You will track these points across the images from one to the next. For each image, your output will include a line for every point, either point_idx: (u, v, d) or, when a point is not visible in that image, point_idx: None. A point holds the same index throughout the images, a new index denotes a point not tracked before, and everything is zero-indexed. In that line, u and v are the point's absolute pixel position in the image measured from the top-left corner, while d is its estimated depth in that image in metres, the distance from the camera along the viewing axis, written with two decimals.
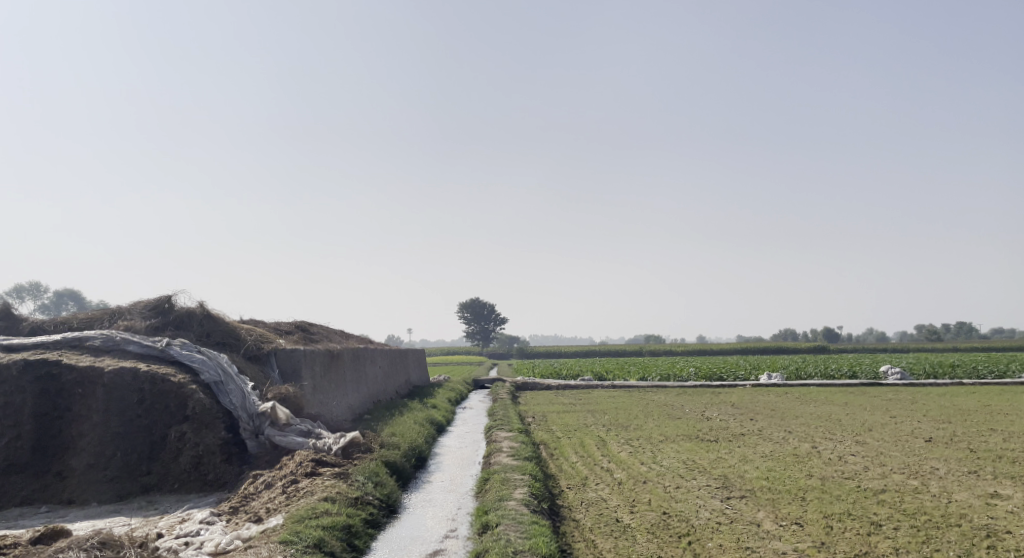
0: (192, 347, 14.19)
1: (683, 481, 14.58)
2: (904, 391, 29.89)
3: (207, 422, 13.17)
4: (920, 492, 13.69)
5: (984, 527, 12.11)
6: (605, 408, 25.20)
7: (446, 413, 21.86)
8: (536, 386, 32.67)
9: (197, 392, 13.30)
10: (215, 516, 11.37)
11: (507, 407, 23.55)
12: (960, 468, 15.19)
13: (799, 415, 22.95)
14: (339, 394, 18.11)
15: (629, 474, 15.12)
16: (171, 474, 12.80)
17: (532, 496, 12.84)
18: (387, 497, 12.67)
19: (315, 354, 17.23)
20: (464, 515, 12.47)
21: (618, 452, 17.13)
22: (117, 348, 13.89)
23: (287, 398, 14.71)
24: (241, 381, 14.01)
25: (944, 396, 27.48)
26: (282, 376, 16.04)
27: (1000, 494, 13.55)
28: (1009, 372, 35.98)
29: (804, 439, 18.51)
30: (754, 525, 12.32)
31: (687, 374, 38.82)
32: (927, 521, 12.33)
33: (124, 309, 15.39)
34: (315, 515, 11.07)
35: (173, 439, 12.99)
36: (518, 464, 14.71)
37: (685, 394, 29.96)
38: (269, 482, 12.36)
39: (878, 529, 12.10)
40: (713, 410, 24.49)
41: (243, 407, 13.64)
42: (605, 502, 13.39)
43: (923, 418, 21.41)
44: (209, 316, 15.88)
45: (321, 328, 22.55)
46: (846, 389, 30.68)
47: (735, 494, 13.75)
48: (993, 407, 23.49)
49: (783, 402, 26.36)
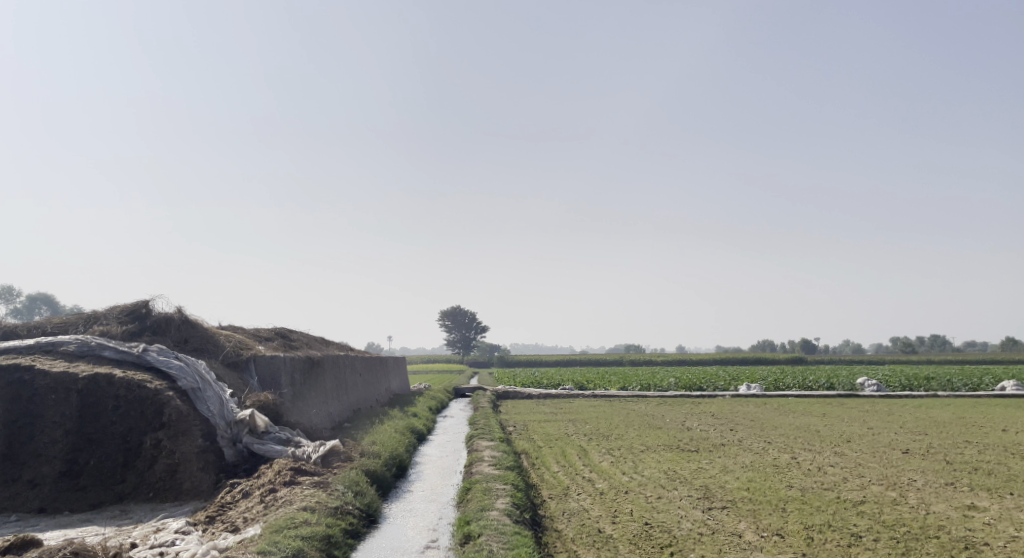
0: (169, 353, 13.93)
1: (665, 491, 14.49)
2: (880, 402, 30.08)
3: (183, 430, 12.91)
4: (899, 504, 13.69)
5: (962, 539, 12.10)
6: (586, 417, 25.11)
7: (426, 422, 21.68)
8: (518, 395, 32.56)
9: (173, 399, 13.04)
10: (191, 525, 11.14)
11: (488, 416, 23.41)
12: (938, 480, 15.22)
13: (779, 425, 22.97)
14: (319, 402, 17.90)
15: (611, 484, 15.02)
16: (145, 482, 12.55)
17: (514, 506, 12.69)
18: (367, 506, 12.47)
19: (295, 361, 17.00)
20: (445, 525, 12.30)
21: (599, 462, 17.03)
22: (92, 353, 13.62)
23: (265, 406, 14.47)
24: (219, 388, 13.76)
25: (921, 407, 27.66)
26: (261, 383, 15.80)
27: (977, 505, 13.58)
28: (982, 385, 36.38)
29: (783, 449, 18.51)
30: (735, 536, 12.25)
31: (668, 384, 38.90)
32: (906, 533, 12.31)
33: (100, 314, 15.09)
34: (294, 525, 10.86)
35: (149, 447, 12.74)
36: (500, 473, 14.55)
37: (666, 404, 29.97)
38: (247, 491, 12.14)
39: (858, 540, 12.07)
40: (694, 420, 24.47)
41: (221, 414, 13.38)
42: (586, 512, 13.27)
43: (901, 430, 21.49)
44: (187, 322, 15.62)
45: (302, 335, 22.31)
46: (824, 400, 30.84)
47: (717, 504, 13.68)
48: (968, 420, 23.67)
49: (763, 413, 26.41)
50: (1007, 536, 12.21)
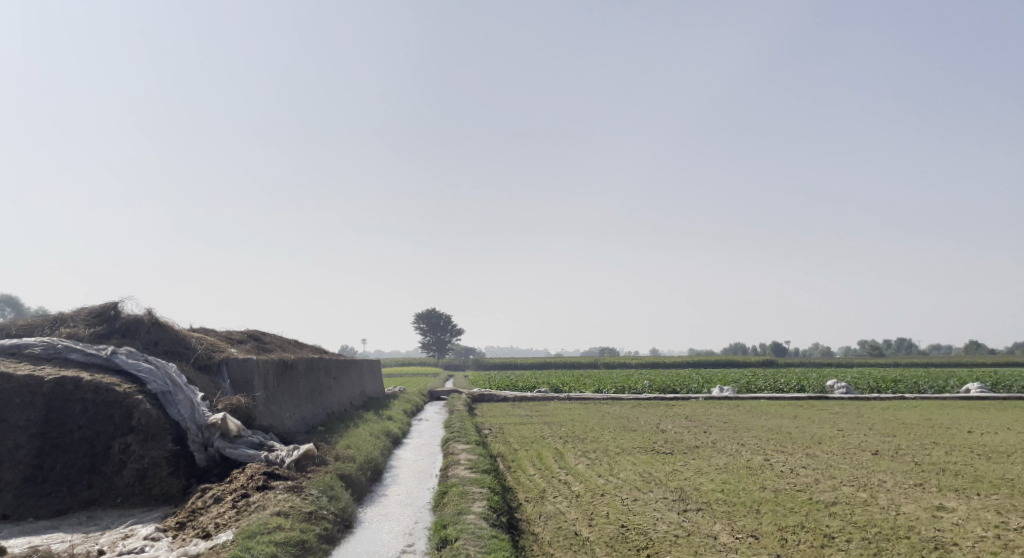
0: (139, 356, 13.66)
1: (641, 493, 14.46)
2: (850, 404, 30.32)
3: (153, 434, 12.67)
4: (870, 505, 13.77)
5: (932, 539, 12.18)
6: (561, 420, 25.06)
7: (401, 425, 21.50)
8: (493, 397, 32.47)
9: (143, 403, 12.79)
10: (160, 532, 10.91)
11: (464, 418, 23.29)
12: (907, 481, 15.34)
13: (752, 427, 23.08)
14: (292, 405, 17.66)
15: (587, 487, 14.96)
16: (113, 488, 12.29)
17: (491, 509, 12.58)
18: (342, 511, 12.30)
19: (268, 364, 16.76)
20: (422, 529, 12.16)
21: (575, 465, 16.97)
22: (58, 356, 13.33)
23: (238, 409, 14.21)
24: (190, 391, 13.49)
25: (889, 409, 27.95)
26: (233, 386, 15.54)
27: (946, 506, 13.69)
28: (947, 386, 36.91)
29: (756, 451, 18.59)
30: (711, 538, 12.23)
31: (642, 386, 39.01)
32: (878, 533, 12.37)
33: (67, 316, 14.75)
34: (267, 531, 10.66)
35: (117, 452, 12.48)
36: (476, 477, 14.44)
37: (640, 407, 30.03)
38: (219, 496, 11.92)
39: (831, 541, 12.10)
40: (668, 422, 24.53)
41: (193, 418, 13.12)
42: (563, 515, 13.19)
43: (870, 432, 21.69)
44: (158, 324, 15.34)
45: (275, 338, 22.04)
46: (795, 403, 31.09)
47: (692, 507, 13.66)
48: (935, 421, 23.93)
49: (736, 415, 26.55)
50: (975, 536, 12.31)
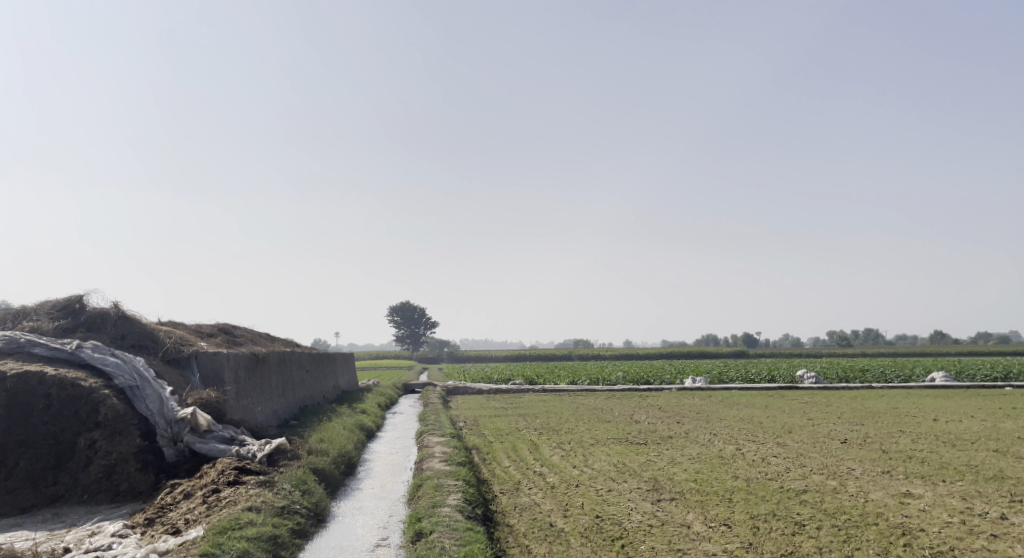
0: (105, 350, 13.38)
1: (615, 484, 14.45)
2: (818, 394, 30.59)
3: (120, 429, 12.42)
4: (840, 492, 13.86)
5: (900, 525, 12.28)
6: (535, 411, 25.02)
7: (375, 418, 21.32)
8: (468, 390, 32.36)
9: (110, 398, 12.54)
10: (129, 528, 10.70)
11: (438, 411, 23.16)
12: (875, 469, 15.48)
13: (723, 417, 23.18)
14: (264, 399, 17.42)
15: (561, 478, 14.92)
16: (80, 484, 12.03)
17: (465, 502, 12.49)
18: (315, 505, 12.14)
19: (238, 358, 16.51)
20: (396, 522, 12.05)
21: (550, 456, 16.92)
22: (21, 350, 13.01)
23: (208, 404, 13.97)
24: (159, 386, 13.24)
25: (857, 399, 28.25)
26: (203, 380, 15.28)
27: (913, 493, 13.83)
28: (912, 376, 37.40)
29: (728, 441, 18.66)
30: (684, 527, 12.23)
31: (616, 377, 39.11)
32: (847, 520, 12.46)
33: (30, 309, 14.43)
34: (239, 526, 10.48)
35: (83, 447, 12.22)
36: (451, 469, 14.33)
37: (614, 398, 30.07)
38: (189, 491, 11.71)
39: (802, 529, 12.16)
40: (641, 413, 24.56)
41: (161, 413, 12.88)
42: (538, 506, 13.14)
43: (839, 421, 21.84)
44: (124, 317, 15.04)
45: (246, 332, 21.74)
46: (765, 393, 31.31)
47: (666, 496, 13.67)
48: (901, 410, 24.20)
49: (708, 406, 26.68)
50: (942, 521, 12.44)
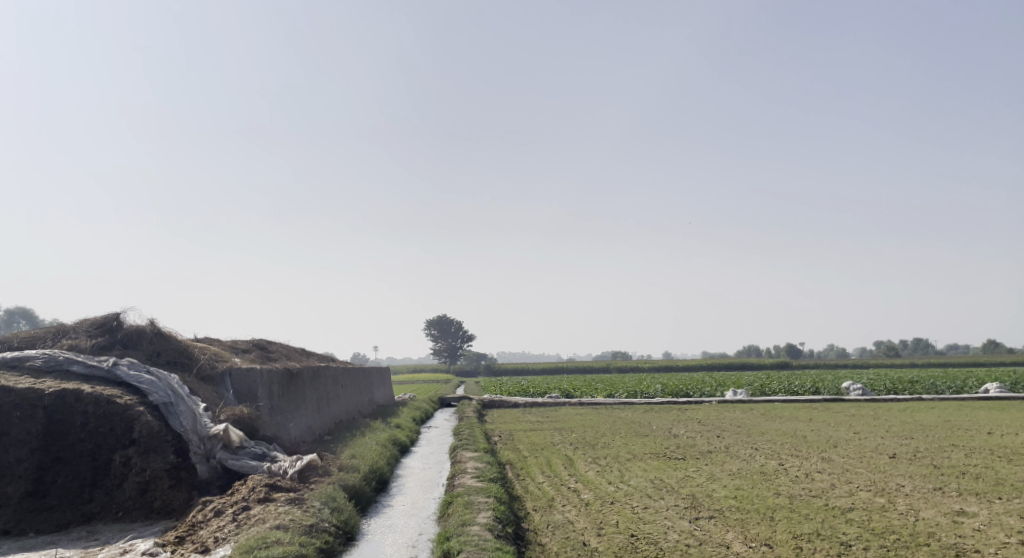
0: (140, 367, 13.53)
1: (651, 501, 14.22)
2: (865, 407, 29.88)
3: (154, 446, 12.52)
4: (888, 511, 13.46)
5: (953, 546, 11.87)
6: (572, 425, 24.84)
7: (410, 433, 21.31)
8: (503, 404, 32.20)
9: (144, 415, 12.65)
10: (159, 546, 10.79)
11: (473, 426, 23.11)
12: (925, 485, 15.00)
13: (765, 431, 22.73)
14: (297, 415, 17.51)
15: (597, 495, 14.71)
16: (115, 501, 12.19)
17: (496, 520, 12.36)
18: (344, 523, 12.09)
19: (272, 374, 16.62)
20: (425, 541, 11.96)
21: (585, 472, 16.73)
22: (59, 368, 13.23)
23: (241, 420, 14.05)
24: (192, 403, 13.36)
25: (906, 411, 27.52)
26: (237, 396, 15.39)
27: (966, 511, 13.37)
28: (964, 386, 36.45)
29: (770, 456, 18.27)
30: (723, 547, 11.96)
31: (654, 390, 38.69)
32: (897, 541, 12.07)
33: (69, 327, 14.69)
34: (266, 545, 10.47)
35: (118, 464, 12.35)
36: (483, 486, 14.23)
37: (652, 411, 29.69)
38: (220, 509, 11.77)
39: (848, 550, 11.81)
40: (680, 427, 24.18)
41: (195, 429, 12.98)
42: (571, 524, 12.97)
43: (887, 435, 21.25)
44: (160, 334, 15.23)
45: (280, 347, 21.93)
46: (810, 405, 30.68)
47: (704, 514, 13.40)
48: (953, 423, 23.48)
49: (749, 419, 26.20)
50: (998, 542, 11.99)
